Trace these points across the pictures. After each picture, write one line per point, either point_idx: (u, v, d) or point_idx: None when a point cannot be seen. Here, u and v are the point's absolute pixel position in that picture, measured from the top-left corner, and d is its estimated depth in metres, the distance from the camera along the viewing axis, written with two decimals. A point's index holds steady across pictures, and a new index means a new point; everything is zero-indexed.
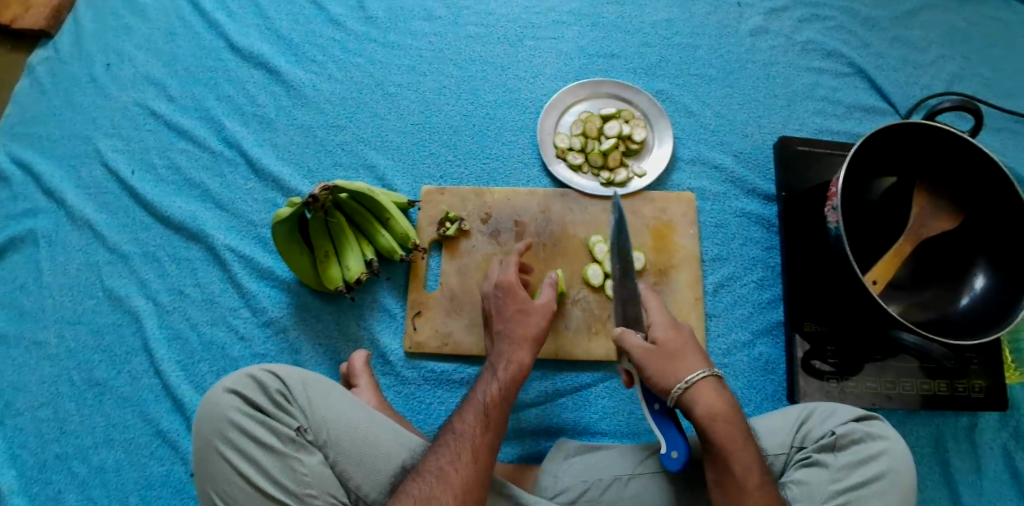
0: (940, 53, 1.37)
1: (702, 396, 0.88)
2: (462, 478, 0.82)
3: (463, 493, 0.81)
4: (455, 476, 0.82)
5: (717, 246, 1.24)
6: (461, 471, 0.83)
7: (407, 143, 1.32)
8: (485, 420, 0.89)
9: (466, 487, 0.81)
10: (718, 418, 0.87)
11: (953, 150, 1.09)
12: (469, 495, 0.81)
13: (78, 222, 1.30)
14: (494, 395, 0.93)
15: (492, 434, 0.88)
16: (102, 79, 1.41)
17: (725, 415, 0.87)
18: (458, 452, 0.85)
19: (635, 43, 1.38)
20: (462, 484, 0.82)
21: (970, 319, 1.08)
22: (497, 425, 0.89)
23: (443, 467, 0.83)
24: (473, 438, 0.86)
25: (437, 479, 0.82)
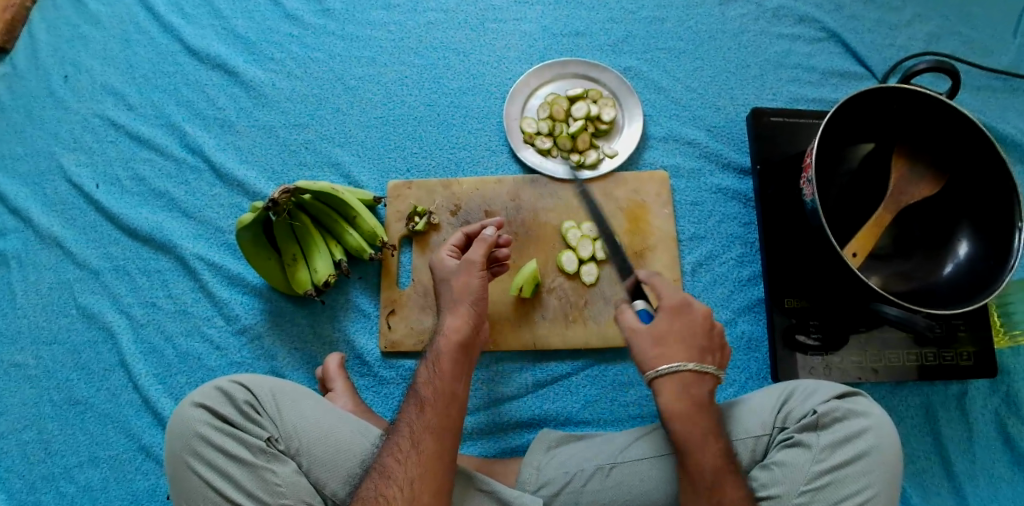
0: (915, 12, 1.33)
1: (697, 382, 0.88)
2: (405, 471, 0.82)
3: (410, 485, 0.81)
4: (397, 471, 0.83)
5: (694, 225, 1.21)
6: (404, 463, 0.83)
7: (371, 137, 1.28)
8: (419, 404, 0.88)
9: (410, 478, 0.82)
10: (677, 418, 0.86)
11: (933, 112, 1.05)
12: (416, 485, 0.81)
13: (46, 240, 1.28)
14: (426, 376, 0.91)
15: (430, 417, 0.86)
16: (60, 92, 1.37)
17: (697, 409, 0.87)
18: (397, 444, 0.85)
19: (600, 20, 1.34)
20: (406, 475, 0.82)
21: (954, 287, 1.05)
22: (437, 407, 0.87)
23: (386, 463, 0.84)
24: (410, 426, 0.86)
25: (381, 475, 0.83)
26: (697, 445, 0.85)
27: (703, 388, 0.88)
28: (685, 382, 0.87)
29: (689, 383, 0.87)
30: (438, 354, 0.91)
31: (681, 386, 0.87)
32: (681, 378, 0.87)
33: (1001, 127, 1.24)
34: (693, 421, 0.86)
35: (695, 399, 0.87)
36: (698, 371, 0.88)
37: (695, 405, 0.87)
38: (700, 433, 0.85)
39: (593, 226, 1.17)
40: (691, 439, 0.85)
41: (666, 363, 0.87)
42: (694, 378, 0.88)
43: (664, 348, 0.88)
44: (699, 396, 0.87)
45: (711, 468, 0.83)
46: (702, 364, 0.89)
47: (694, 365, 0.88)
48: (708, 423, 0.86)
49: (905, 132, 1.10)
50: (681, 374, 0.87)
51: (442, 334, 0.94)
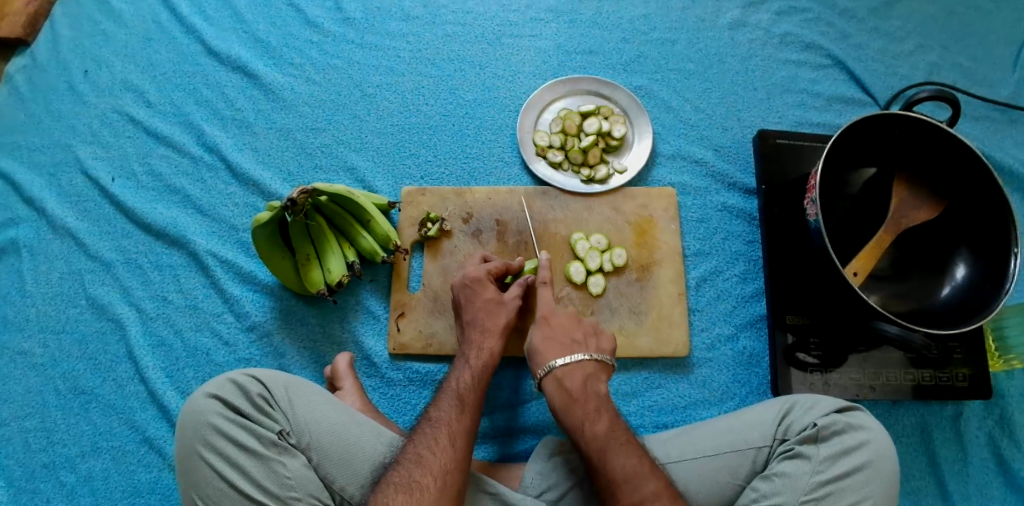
0: (918, 43, 1.38)
1: (571, 373, 0.97)
2: (440, 461, 0.87)
3: (443, 476, 0.85)
4: (434, 461, 0.86)
5: (699, 241, 1.24)
6: (440, 456, 0.87)
7: (387, 144, 1.31)
8: (459, 406, 0.94)
9: (445, 469, 0.86)
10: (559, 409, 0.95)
11: (931, 139, 1.10)
12: (449, 477, 0.86)
13: (59, 231, 1.30)
14: (466, 381, 0.99)
15: (468, 415, 0.93)
16: (80, 86, 1.40)
17: (579, 396, 0.95)
18: (434, 437, 0.89)
19: (614, 39, 1.38)
20: (441, 466, 0.86)
21: (951, 309, 1.09)
22: (473, 407, 0.95)
23: (421, 454, 0.87)
24: (449, 423, 0.91)
25: (415, 464, 0.86)
26: (578, 428, 0.92)
27: (578, 377, 0.97)
28: (560, 375, 0.97)
29: (565, 372, 0.97)
30: (472, 359, 1.02)
31: (557, 381, 0.97)
32: (554, 373, 0.97)
33: (999, 157, 1.28)
34: (571, 410, 0.94)
35: (572, 388, 0.96)
36: (569, 363, 0.98)
37: (573, 396, 0.95)
38: (578, 418, 0.92)
39: (602, 238, 1.19)
40: (577, 423, 0.92)
41: (541, 367, 0.99)
42: (568, 369, 0.97)
43: (546, 349, 1.01)
44: (575, 384, 0.96)
45: (597, 448, 0.89)
46: (573, 356, 0.99)
47: (566, 359, 0.98)
48: (590, 407, 0.93)
49: (905, 157, 1.14)
50: (557, 371, 0.98)
51: (481, 347, 1.04)
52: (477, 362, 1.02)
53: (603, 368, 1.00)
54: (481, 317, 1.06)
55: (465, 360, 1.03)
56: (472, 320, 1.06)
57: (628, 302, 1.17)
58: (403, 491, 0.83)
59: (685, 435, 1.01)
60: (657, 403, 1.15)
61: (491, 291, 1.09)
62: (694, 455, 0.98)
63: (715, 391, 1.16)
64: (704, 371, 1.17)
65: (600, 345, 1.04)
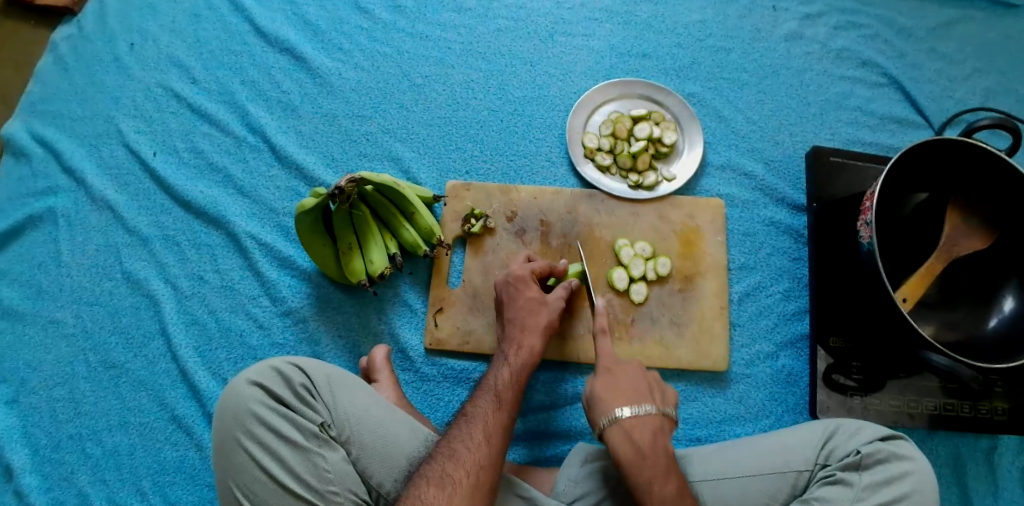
0: (976, 67, 1.36)
1: (640, 425, 0.91)
2: (473, 457, 0.85)
3: (476, 471, 0.84)
4: (467, 456, 0.85)
5: (744, 255, 1.22)
6: (475, 452, 0.86)
7: (433, 136, 1.30)
8: (496, 404, 0.93)
9: (478, 465, 0.85)
10: (637, 461, 0.88)
11: (988, 168, 1.06)
12: (482, 473, 0.84)
13: (97, 202, 1.29)
14: (504, 378, 0.97)
15: (504, 413, 0.92)
16: (125, 58, 1.39)
17: (649, 453, 0.89)
18: (469, 433, 0.88)
19: (668, 44, 1.36)
20: (475, 462, 0.85)
21: (998, 342, 1.06)
22: (510, 405, 0.93)
23: (456, 448, 0.86)
24: (485, 419, 0.90)
25: (449, 458, 0.85)
26: (645, 488, 0.86)
27: (647, 431, 0.91)
28: (628, 428, 0.91)
29: (636, 430, 0.90)
30: (511, 356, 1.01)
31: (625, 433, 0.90)
32: (620, 425, 0.91)
33: None
34: (638, 467, 0.87)
35: (641, 445, 0.89)
36: (636, 415, 0.92)
37: (643, 453, 0.89)
38: (648, 478, 0.87)
39: (646, 246, 1.18)
40: (644, 482, 0.87)
41: (608, 415, 0.92)
42: (636, 422, 0.91)
43: (609, 401, 0.94)
44: (659, 444, 0.90)
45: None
46: (642, 406, 0.92)
47: (635, 412, 0.91)
48: (658, 466, 0.88)
49: (962, 185, 1.11)
50: (624, 423, 0.91)
51: (522, 344, 1.02)
52: (515, 360, 1.00)
53: (666, 418, 0.94)
54: (523, 317, 1.05)
55: (503, 357, 1.01)
56: (514, 321, 1.05)
57: (670, 313, 1.16)
58: (435, 484, 0.82)
59: (721, 454, 0.99)
60: (692, 416, 1.14)
61: (534, 291, 1.07)
62: (732, 473, 0.96)
63: (751, 408, 1.14)
64: (741, 387, 1.16)
65: (663, 395, 0.97)
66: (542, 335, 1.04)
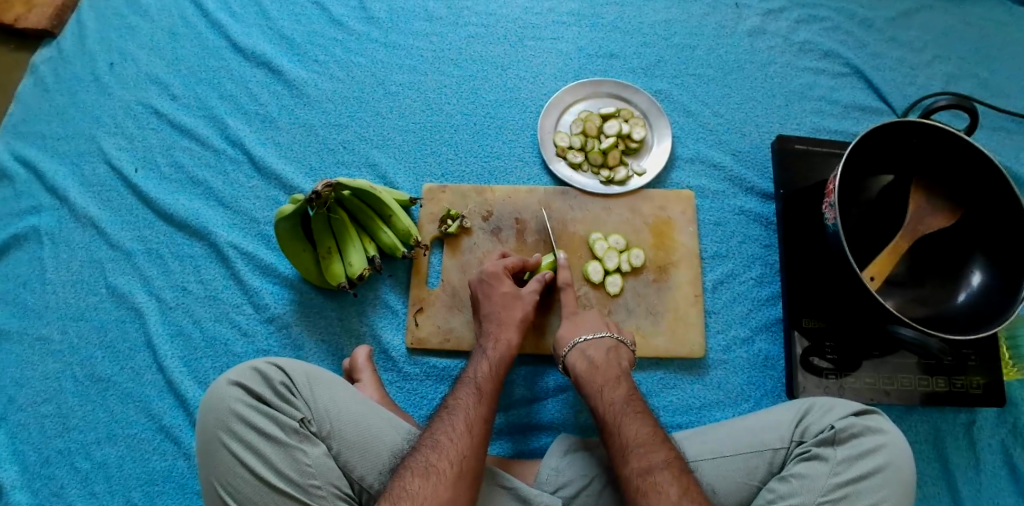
0: (936, 53, 1.40)
1: (594, 346, 1.04)
2: (456, 446, 0.87)
3: (460, 461, 0.85)
4: (450, 446, 0.87)
5: (716, 244, 1.25)
6: (457, 442, 0.87)
7: (409, 141, 1.33)
8: (476, 395, 0.94)
9: (461, 455, 0.86)
10: (595, 370, 1.00)
11: (950, 148, 1.10)
12: (465, 463, 0.85)
13: (81, 220, 1.31)
14: (484, 373, 0.99)
15: (485, 405, 0.93)
16: (105, 78, 1.42)
17: (602, 365, 1.01)
18: (451, 424, 0.90)
19: (635, 44, 1.40)
20: (458, 452, 0.86)
21: (967, 315, 1.09)
22: (490, 397, 0.95)
23: (438, 439, 0.88)
24: (466, 411, 0.92)
25: (433, 449, 0.86)
26: (597, 393, 0.97)
27: (600, 350, 1.03)
28: (584, 348, 1.03)
29: (591, 347, 1.03)
30: (489, 350, 1.03)
31: (581, 353, 1.03)
32: (577, 347, 1.04)
33: (1016, 168, 1.29)
34: (591, 378, 0.99)
35: (594, 359, 1.02)
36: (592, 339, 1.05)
37: (596, 365, 1.01)
38: (599, 384, 0.98)
39: (620, 239, 1.21)
40: (595, 390, 0.98)
41: (569, 340, 1.05)
42: (590, 343, 1.04)
43: (570, 331, 1.07)
44: (614, 359, 1.02)
45: (612, 410, 0.94)
46: (597, 332, 1.05)
47: (589, 335, 1.05)
48: (610, 375, 0.99)
49: (922, 166, 1.15)
50: (581, 345, 1.04)
51: (500, 339, 1.04)
52: (494, 354, 1.02)
53: (624, 346, 1.06)
54: (499, 313, 1.07)
55: (482, 352, 1.03)
56: (491, 317, 1.07)
57: (646, 303, 1.18)
58: (420, 475, 0.83)
59: (700, 436, 1.01)
60: (672, 403, 1.15)
61: (509, 286, 1.09)
62: (710, 455, 0.98)
63: (730, 393, 1.16)
64: (719, 373, 1.18)
65: (621, 331, 1.09)
66: (519, 328, 1.06)
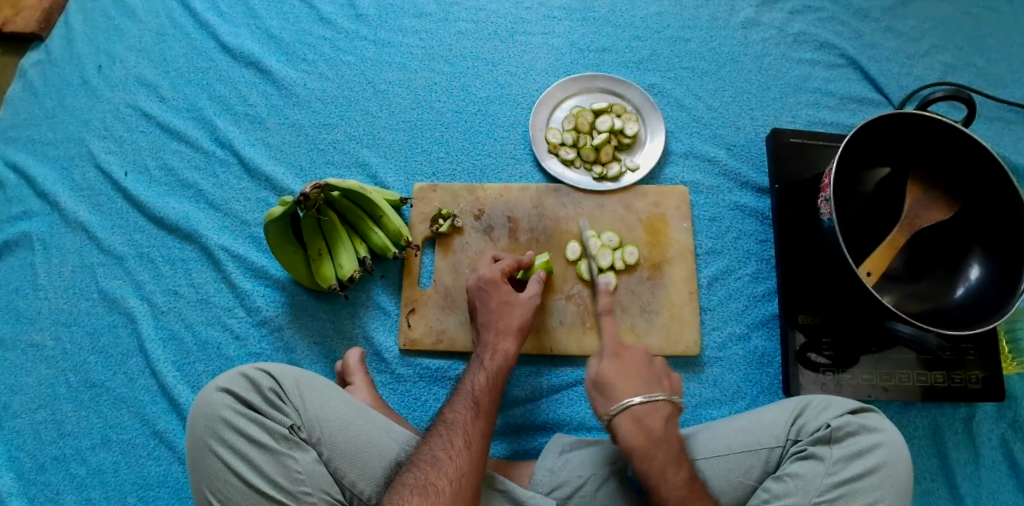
0: (932, 43, 1.38)
1: (651, 413, 0.91)
2: (455, 464, 0.86)
3: (459, 478, 0.85)
4: (449, 464, 0.86)
5: (711, 240, 1.23)
6: (456, 459, 0.87)
7: (399, 140, 1.32)
8: (474, 411, 0.93)
9: (460, 472, 0.85)
10: (655, 445, 0.89)
11: (947, 140, 1.08)
12: (463, 480, 0.85)
13: (72, 224, 1.30)
14: (481, 385, 0.98)
15: (482, 419, 0.93)
16: (94, 81, 1.41)
17: (662, 438, 0.90)
18: (450, 440, 0.89)
19: (627, 37, 1.38)
20: (457, 469, 0.86)
21: (965, 309, 1.07)
22: (487, 410, 0.94)
23: (436, 455, 0.87)
24: (465, 426, 0.91)
25: (430, 466, 0.85)
26: (656, 475, 0.87)
27: (658, 418, 0.91)
28: (639, 414, 0.91)
29: (643, 415, 0.91)
30: (484, 362, 1.02)
31: (634, 420, 0.91)
32: (631, 412, 0.91)
33: (1015, 158, 1.27)
34: (650, 456, 0.88)
35: (653, 431, 0.90)
36: (647, 402, 0.92)
37: (654, 438, 0.89)
38: (660, 469, 0.87)
39: (613, 236, 1.19)
40: (653, 471, 0.87)
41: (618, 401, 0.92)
42: (647, 409, 0.91)
43: (620, 388, 0.94)
44: (672, 428, 0.91)
45: (678, 499, 0.85)
46: (653, 393, 0.93)
47: (644, 397, 0.92)
48: (670, 454, 0.88)
49: (920, 158, 1.13)
50: (635, 409, 0.91)
51: (496, 349, 1.03)
52: (490, 364, 1.01)
53: (675, 405, 0.94)
54: (494, 317, 1.06)
55: (478, 362, 1.02)
56: (486, 323, 1.06)
57: (640, 301, 1.17)
58: (418, 493, 0.82)
59: (694, 436, 1.01)
60: None
61: (503, 290, 1.08)
62: (706, 454, 0.97)
63: (726, 390, 1.15)
64: (715, 370, 1.16)
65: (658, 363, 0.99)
66: (517, 337, 1.05)
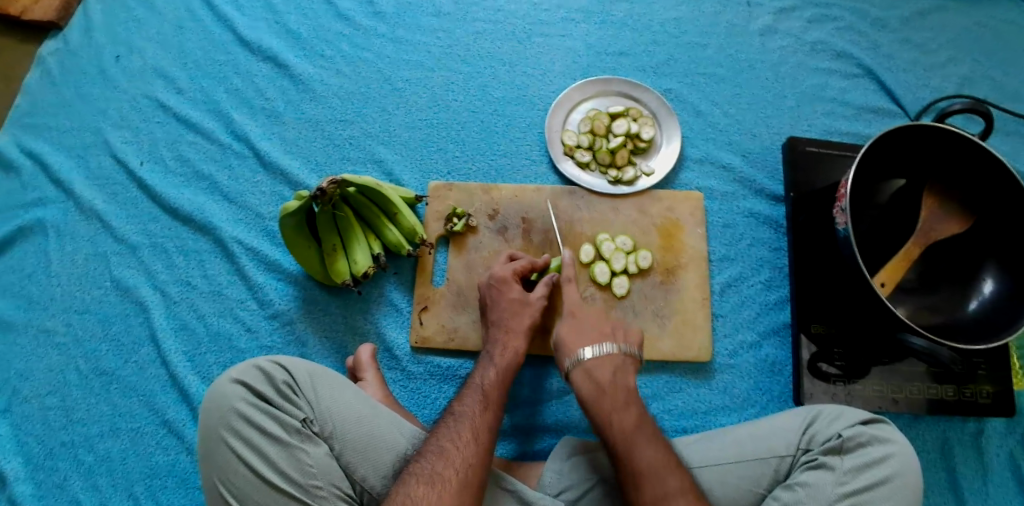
0: (950, 55, 1.37)
1: (601, 365, 0.98)
2: (462, 455, 0.86)
3: (466, 469, 0.85)
4: (456, 455, 0.86)
5: (724, 246, 1.24)
6: (463, 450, 0.87)
7: (415, 138, 1.32)
8: (483, 405, 0.93)
9: (467, 463, 0.85)
10: (603, 392, 0.95)
11: (964, 153, 1.08)
12: (471, 471, 0.85)
13: (86, 213, 1.31)
14: (491, 379, 0.98)
15: (491, 412, 0.93)
16: (112, 71, 1.41)
17: (610, 386, 0.95)
18: (457, 432, 0.89)
19: (645, 42, 1.38)
20: (464, 460, 0.86)
21: (977, 323, 1.07)
22: (496, 404, 0.94)
23: (444, 446, 0.87)
24: (473, 418, 0.91)
25: (438, 456, 0.86)
26: (606, 418, 0.92)
27: (608, 368, 0.98)
28: (588, 366, 0.98)
29: (592, 366, 0.98)
30: (494, 357, 1.02)
31: (586, 373, 0.98)
32: (582, 364, 0.98)
33: None
34: (597, 401, 0.94)
35: (599, 381, 0.96)
36: (597, 355, 0.99)
37: (602, 386, 0.96)
38: (608, 411, 0.92)
39: (627, 240, 1.19)
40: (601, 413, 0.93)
41: (571, 357, 1.00)
42: (596, 361, 0.98)
43: (572, 342, 1.01)
44: (622, 378, 0.97)
45: (621, 438, 0.89)
46: (603, 346, 1.00)
47: (593, 350, 0.99)
48: (617, 398, 0.94)
49: (935, 171, 1.13)
50: (585, 362, 0.99)
51: (506, 347, 1.03)
52: (500, 359, 1.01)
53: (629, 359, 1.00)
54: (506, 316, 1.06)
55: (488, 358, 1.02)
56: (497, 320, 1.06)
57: (652, 305, 1.17)
58: (425, 482, 0.82)
59: (706, 441, 1.01)
60: (677, 408, 1.14)
61: (518, 292, 1.08)
62: (716, 462, 0.97)
63: (736, 398, 1.15)
64: (726, 377, 1.16)
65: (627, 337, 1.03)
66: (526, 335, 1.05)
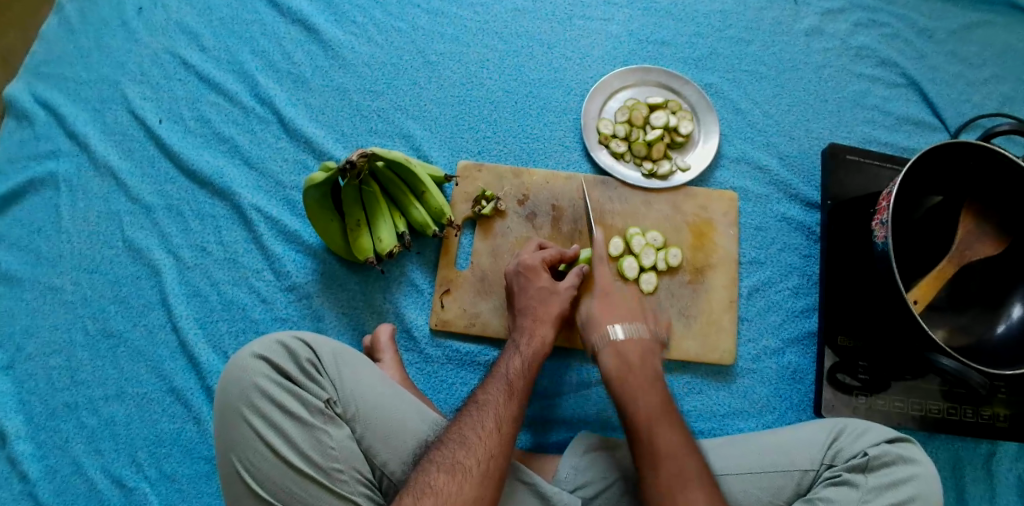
0: (994, 72, 1.34)
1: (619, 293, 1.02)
2: (483, 444, 0.84)
3: (487, 460, 0.82)
4: (478, 445, 0.83)
5: (755, 249, 1.21)
6: (486, 440, 0.84)
7: (446, 115, 1.28)
8: (507, 392, 0.91)
9: (489, 454, 0.83)
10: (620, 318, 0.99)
11: (1009, 173, 1.04)
12: (492, 462, 0.82)
13: (100, 168, 1.26)
14: (516, 368, 0.95)
15: (516, 402, 0.90)
16: (133, 22, 1.35)
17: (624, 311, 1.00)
18: (480, 422, 0.86)
19: (688, 33, 1.34)
20: (486, 451, 0.83)
21: (1005, 349, 1.05)
22: (520, 393, 0.92)
23: (467, 435, 0.85)
24: (496, 407, 0.88)
25: (458, 445, 0.83)
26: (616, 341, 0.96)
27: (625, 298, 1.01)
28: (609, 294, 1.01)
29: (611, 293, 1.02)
30: (520, 345, 0.99)
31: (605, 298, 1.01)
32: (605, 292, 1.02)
33: None
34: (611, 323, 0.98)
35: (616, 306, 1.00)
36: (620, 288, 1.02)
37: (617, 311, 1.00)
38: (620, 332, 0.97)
39: (658, 236, 1.17)
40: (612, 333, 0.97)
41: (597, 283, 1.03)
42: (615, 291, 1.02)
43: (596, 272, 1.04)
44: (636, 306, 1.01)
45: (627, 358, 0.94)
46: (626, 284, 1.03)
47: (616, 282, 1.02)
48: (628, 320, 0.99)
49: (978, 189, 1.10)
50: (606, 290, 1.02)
51: (536, 338, 1.00)
52: (527, 349, 0.99)
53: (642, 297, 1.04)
54: (533, 304, 1.04)
55: (514, 346, 0.99)
56: (525, 308, 1.04)
57: (679, 303, 1.15)
58: (445, 471, 0.80)
59: (728, 447, 0.99)
60: (696, 408, 1.13)
61: (547, 281, 1.06)
62: (736, 470, 0.95)
63: (755, 403, 1.14)
64: (747, 382, 1.15)
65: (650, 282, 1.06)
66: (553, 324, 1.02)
